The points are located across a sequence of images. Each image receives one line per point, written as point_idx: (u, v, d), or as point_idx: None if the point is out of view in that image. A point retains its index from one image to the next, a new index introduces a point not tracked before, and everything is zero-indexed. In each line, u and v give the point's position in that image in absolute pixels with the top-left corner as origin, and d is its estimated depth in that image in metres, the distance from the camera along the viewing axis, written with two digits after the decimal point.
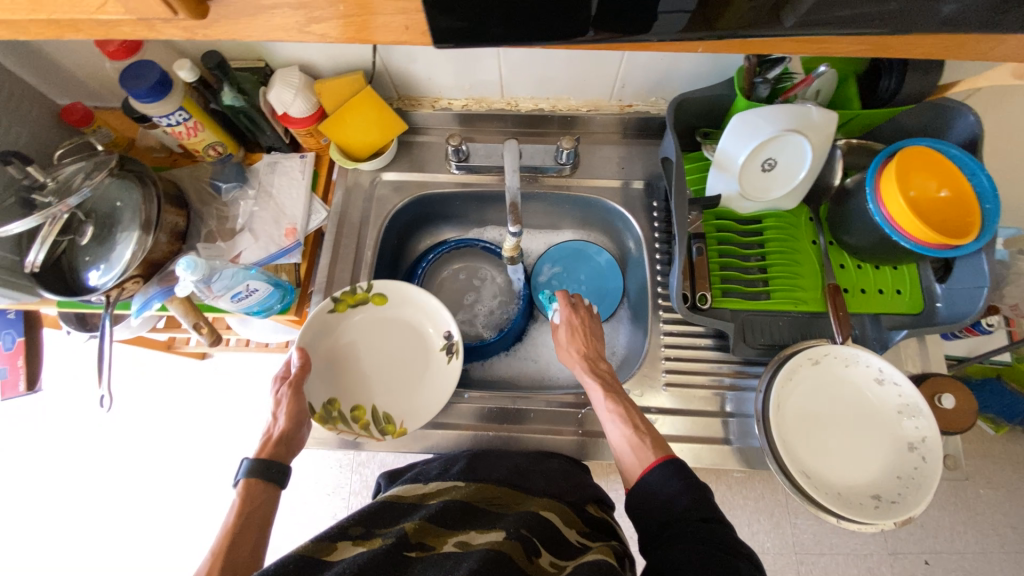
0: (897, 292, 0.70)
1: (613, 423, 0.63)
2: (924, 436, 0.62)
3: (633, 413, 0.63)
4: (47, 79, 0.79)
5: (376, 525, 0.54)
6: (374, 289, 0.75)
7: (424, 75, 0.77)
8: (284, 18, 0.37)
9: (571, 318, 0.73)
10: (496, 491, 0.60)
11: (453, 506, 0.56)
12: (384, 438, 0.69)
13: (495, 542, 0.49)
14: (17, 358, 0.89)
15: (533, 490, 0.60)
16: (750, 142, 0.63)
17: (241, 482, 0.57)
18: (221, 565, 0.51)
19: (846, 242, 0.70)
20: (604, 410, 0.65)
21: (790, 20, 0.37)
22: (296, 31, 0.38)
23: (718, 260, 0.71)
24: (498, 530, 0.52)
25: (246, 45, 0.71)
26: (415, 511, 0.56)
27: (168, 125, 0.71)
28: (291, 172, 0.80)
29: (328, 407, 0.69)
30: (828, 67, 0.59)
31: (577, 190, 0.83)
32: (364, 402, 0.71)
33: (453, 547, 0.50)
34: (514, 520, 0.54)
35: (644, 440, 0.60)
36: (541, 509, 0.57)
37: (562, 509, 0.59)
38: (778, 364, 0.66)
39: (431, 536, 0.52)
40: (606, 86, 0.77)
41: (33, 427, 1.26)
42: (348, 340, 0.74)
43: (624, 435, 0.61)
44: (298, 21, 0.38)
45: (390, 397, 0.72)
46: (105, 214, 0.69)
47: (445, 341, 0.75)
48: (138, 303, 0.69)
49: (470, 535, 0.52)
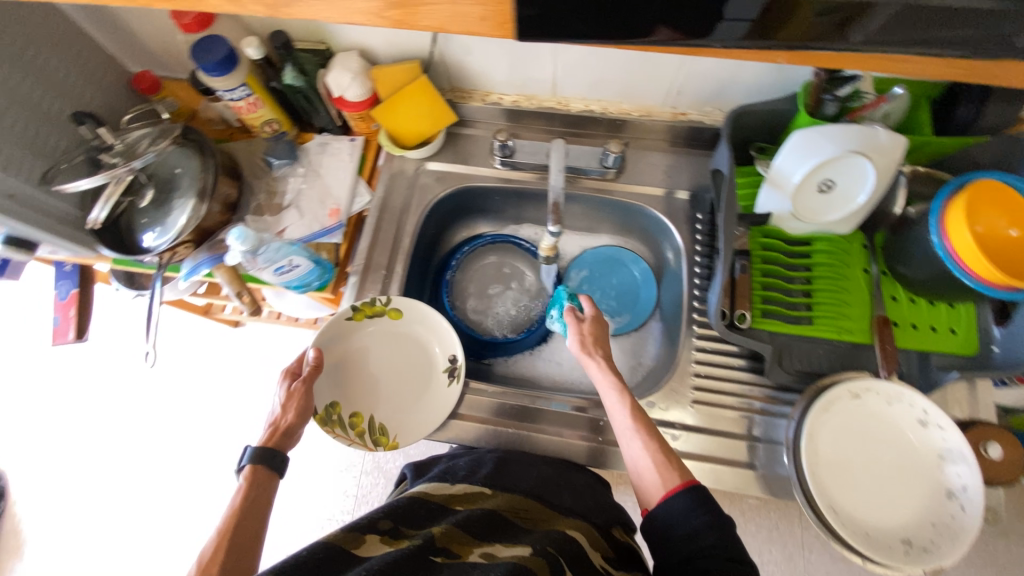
0: (950, 332, 0.66)
1: (630, 438, 0.62)
2: (966, 486, 0.59)
3: (648, 427, 0.62)
4: (121, 46, 0.83)
5: (405, 523, 0.56)
6: (392, 304, 0.75)
7: (479, 68, 0.77)
8: (365, 4, 0.38)
9: (595, 320, 0.72)
10: (522, 503, 0.60)
11: (480, 516, 0.57)
12: (375, 449, 0.70)
13: (520, 557, 0.50)
14: (69, 308, 0.94)
15: (559, 508, 0.61)
16: (810, 161, 0.61)
17: (245, 470, 0.58)
18: (225, 549, 0.51)
19: (902, 273, 0.67)
20: (620, 423, 0.64)
21: (858, 36, 0.35)
22: (374, 16, 0.38)
23: (761, 279, 0.69)
24: (524, 545, 0.53)
25: (311, 26, 0.72)
26: (444, 515, 0.58)
27: (230, 100, 0.73)
28: (339, 154, 0.82)
29: (328, 410, 0.71)
30: (904, 89, 0.60)
31: (619, 195, 0.82)
32: (362, 410, 0.72)
33: (477, 558, 0.51)
34: (540, 537, 0.55)
35: (669, 461, 0.59)
36: (569, 530, 0.57)
37: (588, 530, 0.59)
38: (816, 393, 0.63)
39: (458, 543, 0.53)
40: (661, 92, 0.76)
41: (75, 375, 1.34)
42: (358, 348, 0.75)
43: (647, 450, 0.60)
44: (374, 6, 0.37)
45: (390, 409, 0.73)
46: (165, 179, 0.72)
47: (449, 364, 0.75)
48: (187, 268, 0.72)
49: (495, 547, 0.52)
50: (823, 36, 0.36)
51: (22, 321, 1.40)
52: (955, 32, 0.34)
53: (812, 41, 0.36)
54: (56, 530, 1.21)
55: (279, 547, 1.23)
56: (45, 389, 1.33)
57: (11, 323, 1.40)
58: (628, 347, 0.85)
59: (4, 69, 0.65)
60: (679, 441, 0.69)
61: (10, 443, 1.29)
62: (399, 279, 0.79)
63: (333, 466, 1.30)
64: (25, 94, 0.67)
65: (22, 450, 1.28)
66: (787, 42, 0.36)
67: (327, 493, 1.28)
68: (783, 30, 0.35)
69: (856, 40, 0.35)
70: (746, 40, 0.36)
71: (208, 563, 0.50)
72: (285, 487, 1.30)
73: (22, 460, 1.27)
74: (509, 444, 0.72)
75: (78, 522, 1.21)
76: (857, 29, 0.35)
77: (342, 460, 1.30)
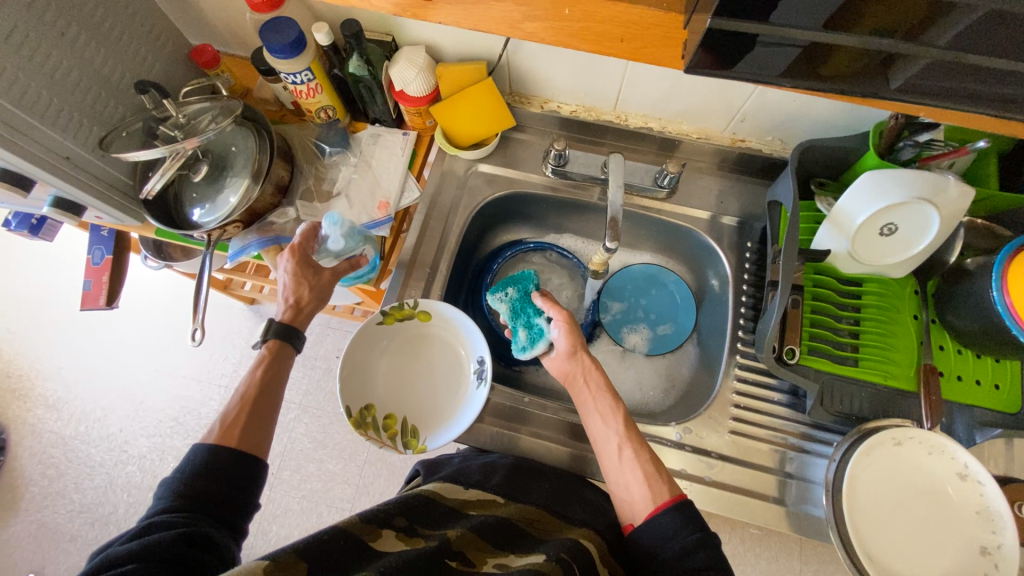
0: (995, 387, 0.65)
1: (610, 449, 0.63)
2: (1001, 544, 0.59)
3: (633, 437, 0.63)
4: (184, 18, 0.82)
5: (420, 524, 0.55)
6: (421, 307, 0.73)
7: (543, 75, 0.77)
8: (507, 13, 0.41)
9: (566, 321, 0.72)
10: (534, 514, 0.59)
11: (494, 522, 0.56)
12: (404, 451, 0.67)
13: (535, 564, 0.49)
14: (102, 273, 0.92)
15: (571, 520, 0.60)
16: (876, 204, 0.61)
17: (266, 342, 0.62)
18: (247, 414, 0.55)
19: (951, 323, 0.67)
20: (599, 434, 0.65)
21: (896, 80, 0.36)
22: (513, 26, 0.42)
23: (810, 316, 0.68)
24: (539, 553, 0.52)
25: (382, 17, 0.72)
26: (458, 519, 0.57)
27: (292, 83, 0.73)
28: (392, 146, 0.81)
29: (363, 412, 0.68)
30: (989, 142, 0.56)
31: (668, 215, 0.81)
32: (397, 412, 0.70)
33: (491, 568, 0.50)
34: (554, 545, 0.53)
35: (659, 474, 0.59)
36: (581, 538, 0.56)
37: (600, 543, 0.57)
38: (858, 436, 0.63)
39: (473, 549, 0.52)
40: (724, 117, 0.76)
41: (90, 338, 1.33)
42: (392, 349, 0.74)
43: (638, 458, 0.61)
44: (514, 17, 0.41)
45: (423, 411, 0.72)
46: (220, 156, 0.71)
47: (477, 365, 0.73)
48: (235, 248, 0.73)
49: (508, 559, 0.51)
50: (860, 77, 0.37)
51: (40, 277, 1.40)
52: (1008, 89, 0.34)
53: (850, 88, 0.37)
54: (57, 492, 1.20)
55: (278, 531, 1.23)
56: (59, 350, 1.33)
57: (28, 277, 1.40)
58: (662, 368, 0.84)
59: (74, 30, 0.64)
60: (712, 470, 0.69)
61: (16, 398, 1.28)
62: (441, 279, 0.78)
63: (338, 454, 1.29)
64: (91, 56, 0.66)
65: (28, 405, 1.28)
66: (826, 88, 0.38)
67: (330, 480, 1.27)
68: (822, 70, 0.37)
69: (894, 86, 0.36)
70: (781, 78, 0.38)
71: (232, 423, 0.54)
72: (288, 473, 1.28)
73: (28, 418, 1.27)
74: (537, 454, 0.72)
75: (79, 484, 1.21)
76: (897, 74, 0.36)
77: (351, 450, 1.30)
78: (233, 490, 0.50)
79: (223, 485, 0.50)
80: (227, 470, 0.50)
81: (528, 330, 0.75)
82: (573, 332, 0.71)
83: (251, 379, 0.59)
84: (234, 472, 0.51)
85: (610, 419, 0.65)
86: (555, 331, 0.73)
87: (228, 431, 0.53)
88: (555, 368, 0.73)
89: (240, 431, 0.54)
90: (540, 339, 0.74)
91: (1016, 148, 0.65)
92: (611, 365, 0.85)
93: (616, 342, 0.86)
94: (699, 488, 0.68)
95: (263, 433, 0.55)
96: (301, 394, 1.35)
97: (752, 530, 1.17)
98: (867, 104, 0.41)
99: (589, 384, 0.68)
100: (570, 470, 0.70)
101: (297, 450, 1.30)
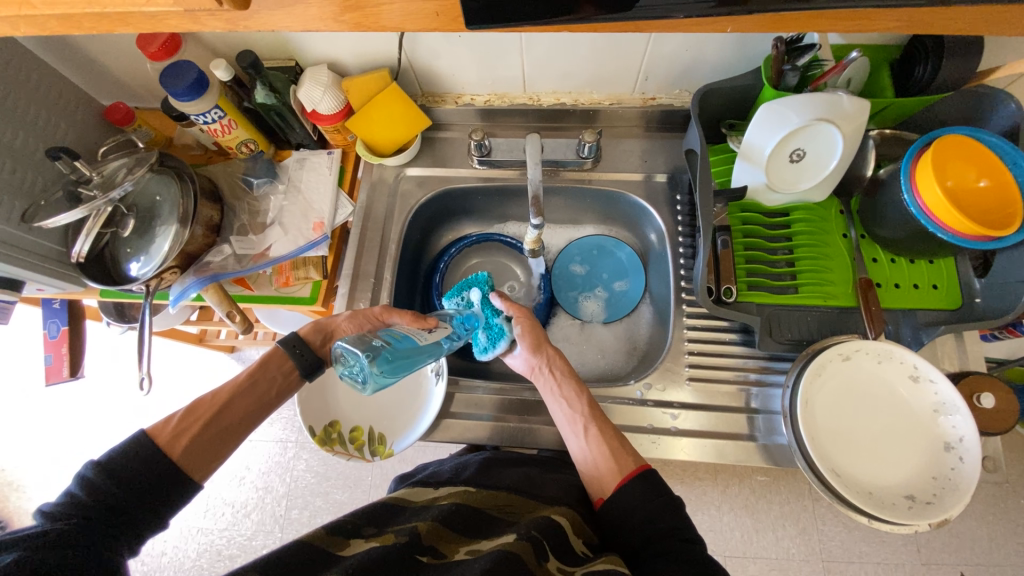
0: (934, 287, 0.68)
1: (578, 429, 0.65)
2: (963, 437, 0.60)
3: (597, 416, 0.66)
4: (92, 80, 0.83)
5: (387, 523, 0.56)
6: None
7: (448, 70, 0.78)
8: None
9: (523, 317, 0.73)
10: (506, 499, 0.60)
11: (461, 510, 0.57)
12: (372, 458, 0.71)
13: (506, 544, 0.49)
14: (60, 346, 0.92)
15: (544, 499, 0.60)
16: (779, 133, 0.62)
17: (274, 349, 0.65)
18: (211, 419, 0.56)
19: (879, 235, 0.68)
20: (566, 417, 0.67)
21: None
22: None
23: (744, 254, 0.70)
24: (511, 534, 0.52)
25: (277, 42, 0.74)
26: (426, 510, 0.58)
27: (204, 123, 0.73)
28: (319, 168, 0.82)
29: (328, 429, 0.72)
30: (860, 53, 0.58)
31: (598, 184, 0.83)
32: (362, 423, 0.74)
33: (463, 555, 0.50)
34: (525, 524, 0.54)
35: (623, 448, 0.62)
36: (553, 515, 0.57)
37: (574, 516, 0.58)
38: (807, 360, 0.64)
39: (444, 541, 0.52)
40: (630, 79, 0.77)
41: (75, 412, 1.33)
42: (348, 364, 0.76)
43: (604, 438, 0.63)
44: (338, 10, 0.39)
45: (386, 420, 0.74)
46: (146, 208, 0.71)
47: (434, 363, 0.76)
48: (175, 293, 0.73)
49: (481, 544, 0.52)
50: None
51: (18, 364, 1.40)
52: None
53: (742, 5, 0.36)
54: None
55: None
56: (45, 433, 1.32)
57: (8, 368, 1.39)
58: (621, 333, 0.85)
59: None
60: (679, 419, 0.70)
61: (13, 489, 1.27)
62: (388, 286, 0.79)
63: (342, 483, 1.29)
64: (2, 135, 0.67)
65: (28, 495, 1.27)
66: (744, 9, 0.36)
67: (339, 510, 1.26)
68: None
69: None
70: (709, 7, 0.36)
71: (195, 418, 0.56)
72: (296, 511, 1.28)
73: (27, 507, 1.26)
74: (510, 440, 0.74)
75: None
76: None
77: (353, 475, 1.29)
78: (145, 506, 0.49)
79: (137, 553, 0.48)
80: (158, 483, 0.50)
81: (488, 331, 0.74)
82: (534, 326, 0.73)
83: (234, 383, 0.61)
84: (163, 486, 0.50)
85: (575, 402, 0.67)
86: (516, 329, 0.73)
87: (189, 423, 0.55)
88: (520, 369, 0.74)
89: (198, 439, 0.54)
90: (501, 339, 0.73)
91: (903, 55, 0.67)
92: (573, 338, 0.86)
93: (575, 316, 0.87)
94: (669, 440, 0.69)
95: (216, 457, 0.55)
96: (296, 431, 1.34)
97: (760, 478, 1.16)
98: (779, 28, 0.39)
99: (552, 372, 0.70)
100: (544, 456, 0.72)
101: (300, 486, 1.30)
